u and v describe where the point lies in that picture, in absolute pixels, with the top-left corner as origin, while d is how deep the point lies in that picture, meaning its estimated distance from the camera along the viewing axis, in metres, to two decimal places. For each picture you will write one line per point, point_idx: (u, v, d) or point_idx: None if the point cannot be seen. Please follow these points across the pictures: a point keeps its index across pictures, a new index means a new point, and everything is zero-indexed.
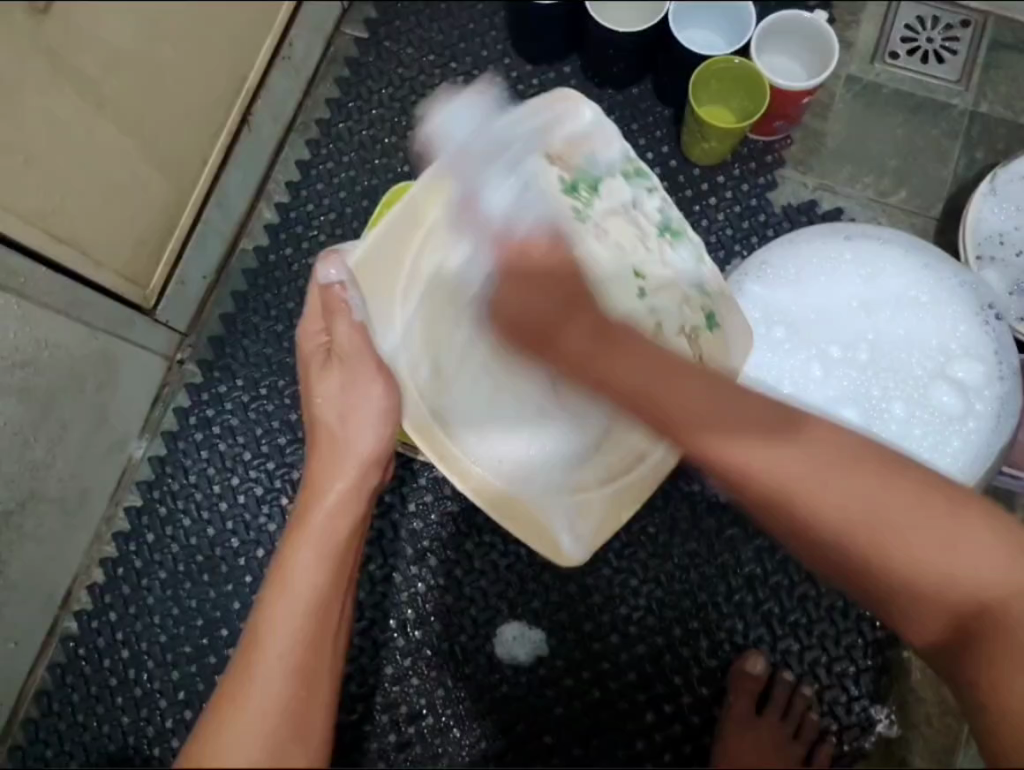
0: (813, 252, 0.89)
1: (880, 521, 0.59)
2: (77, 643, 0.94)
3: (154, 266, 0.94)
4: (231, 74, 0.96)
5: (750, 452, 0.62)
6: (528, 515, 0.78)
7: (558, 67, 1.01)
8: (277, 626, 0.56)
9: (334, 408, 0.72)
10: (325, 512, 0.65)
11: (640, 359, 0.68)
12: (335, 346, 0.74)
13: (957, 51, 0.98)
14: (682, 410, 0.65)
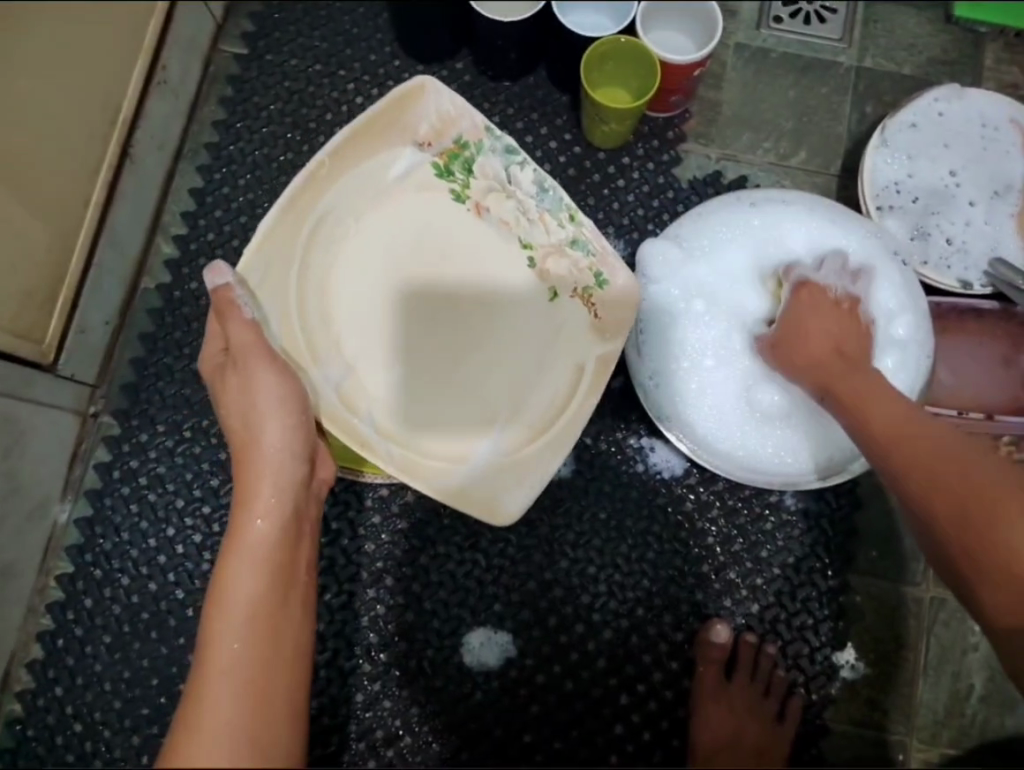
0: (718, 224, 0.90)
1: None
2: (25, 723, 0.89)
3: (47, 319, 0.87)
4: (104, 104, 0.89)
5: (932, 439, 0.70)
6: (470, 491, 0.80)
7: (450, 64, 0.99)
8: (223, 647, 0.56)
9: (238, 413, 0.73)
10: (257, 523, 0.66)
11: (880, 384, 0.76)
12: (230, 349, 0.74)
13: (836, 10, 1.01)
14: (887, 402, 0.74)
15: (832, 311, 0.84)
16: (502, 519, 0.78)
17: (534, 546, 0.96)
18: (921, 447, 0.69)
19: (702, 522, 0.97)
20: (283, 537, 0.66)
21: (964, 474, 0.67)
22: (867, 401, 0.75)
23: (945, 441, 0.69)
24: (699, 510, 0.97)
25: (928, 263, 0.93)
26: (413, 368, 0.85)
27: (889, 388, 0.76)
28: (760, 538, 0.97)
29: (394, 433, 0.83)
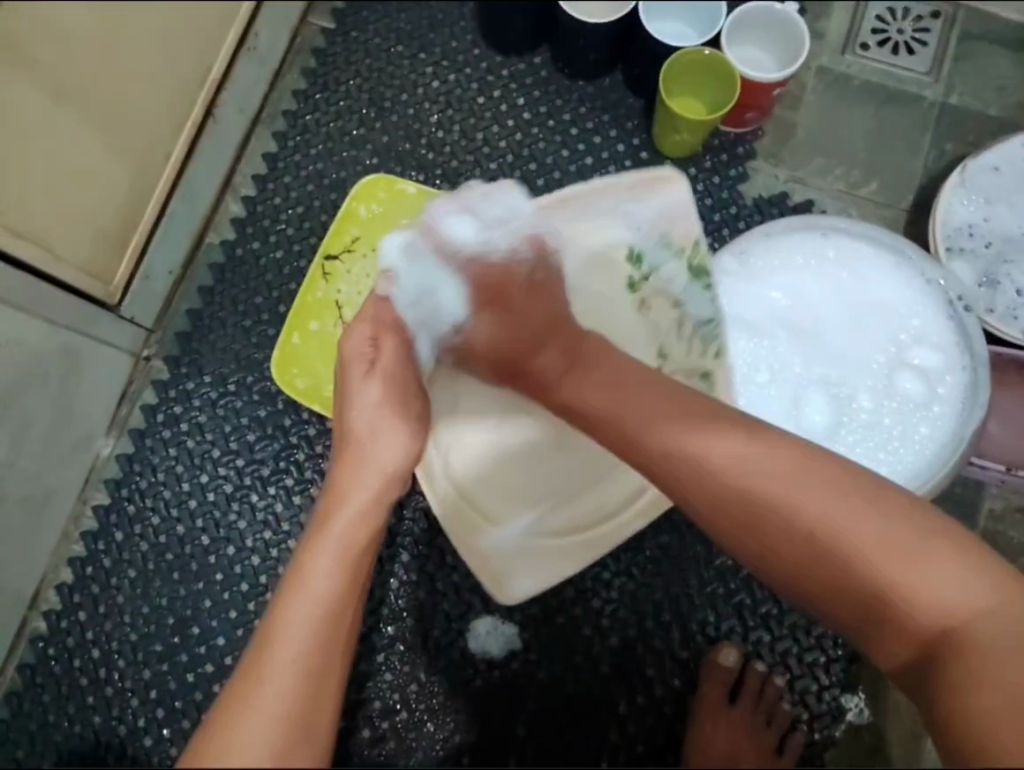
0: (794, 249, 0.89)
1: (848, 554, 0.57)
2: (46, 642, 0.93)
3: (118, 261, 0.92)
4: (194, 65, 0.95)
5: (720, 469, 0.62)
6: (490, 558, 0.84)
7: (528, 57, 1.00)
8: (293, 630, 0.55)
9: (367, 419, 0.72)
10: (347, 519, 0.64)
11: (608, 366, 0.72)
12: (380, 358, 0.75)
13: (927, 41, 0.98)
14: (642, 424, 0.66)
15: (507, 304, 0.78)
16: (505, 597, 0.81)
17: None
18: (639, 448, 0.66)
19: None
20: (366, 529, 0.64)
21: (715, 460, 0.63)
22: (626, 404, 0.68)
23: (665, 431, 0.65)
24: None
25: (994, 312, 0.90)
26: (510, 422, 0.88)
27: (583, 371, 0.72)
28: None
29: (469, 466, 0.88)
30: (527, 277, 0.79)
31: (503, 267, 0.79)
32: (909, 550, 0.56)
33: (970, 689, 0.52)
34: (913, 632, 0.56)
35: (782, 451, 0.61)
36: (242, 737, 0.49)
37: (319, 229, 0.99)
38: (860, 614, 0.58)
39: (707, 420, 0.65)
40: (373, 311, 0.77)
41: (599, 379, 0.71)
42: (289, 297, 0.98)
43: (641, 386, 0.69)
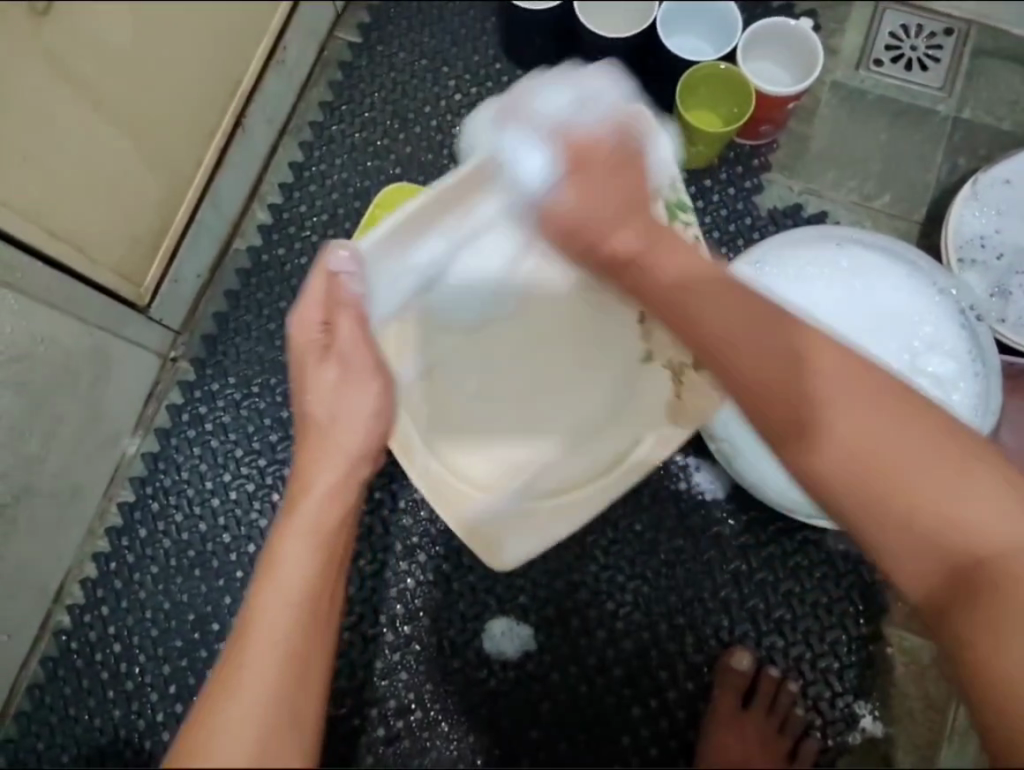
0: (806, 259, 0.91)
1: (897, 463, 0.55)
2: (69, 636, 0.95)
3: (149, 265, 0.95)
4: (225, 76, 0.98)
5: (780, 364, 0.57)
6: (484, 526, 0.82)
7: (548, 71, 1.03)
8: (270, 620, 0.54)
9: (325, 402, 0.67)
10: (314, 502, 0.62)
11: (688, 258, 0.64)
12: (336, 340, 0.67)
13: (940, 58, 1.00)
14: (714, 315, 0.60)
15: (598, 169, 0.67)
16: (497, 566, 0.80)
17: (566, 546, 0.98)
18: (725, 343, 0.60)
19: (736, 547, 0.97)
20: (339, 510, 0.62)
21: (749, 367, 0.58)
22: (686, 289, 0.62)
23: (738, 327, 0.59)
24: (735, 536, 0.97)
25: (1005, 322, 0.91)
26: (482, 393, 0.89)
27: (658, 260, 0.64)
28: (795, 573, 0.96)
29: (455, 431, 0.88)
30: (616, 152, 0.68)
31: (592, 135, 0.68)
32: (956, 478, 0.55)
33: (984, 624, 0.54)
34: (950, 557, 0.55)
35: (842, 359, 0.58)
36: (222, 731, 0.47)
37: (343, 235, 1.02)
38: (891, 534, 0.56)
39: (779, 321, 0.59)
40: (327, 282, 0.67)
41: (673, 265, 0.63)
42: None
43: (713, 287, 0.61)
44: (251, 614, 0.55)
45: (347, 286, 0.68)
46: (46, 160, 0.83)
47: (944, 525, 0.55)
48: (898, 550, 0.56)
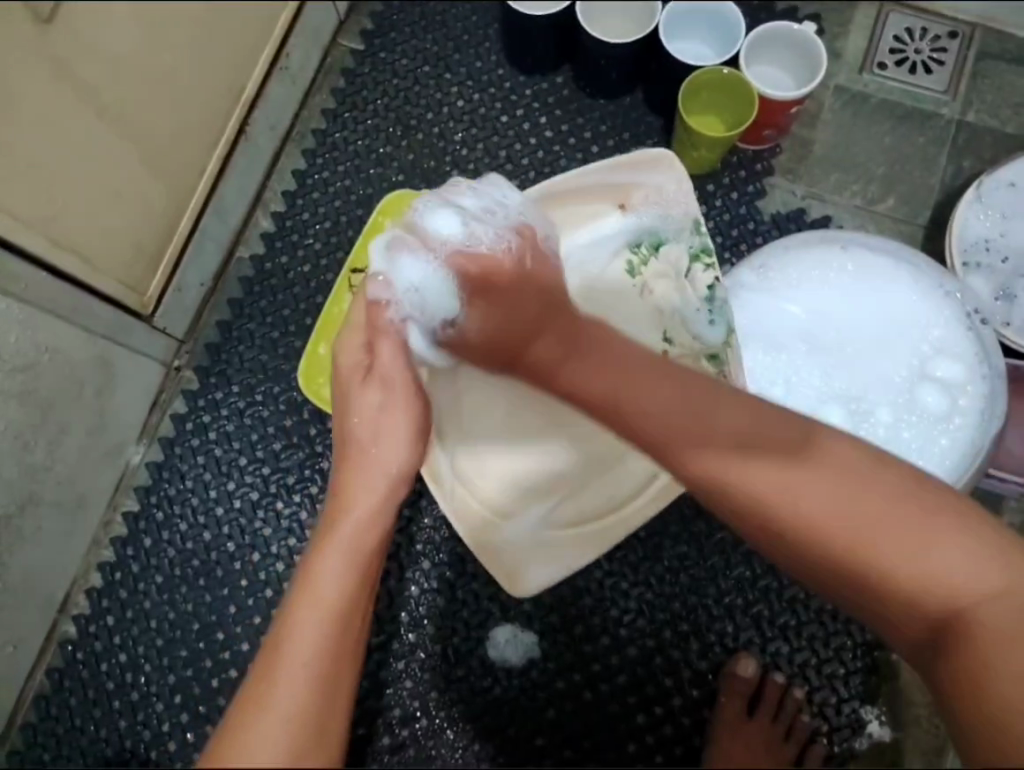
0: (811, 264, 0.91)
1: (843, 529, 0.57)
2: (75, 646, 0.95)
3: (153, 273, 0.95)
4: (229, 83, 0.98)
5: (714, 454, 0.61)
6: (504, 557, 0.85)
7: (551, 77, 1.02)
8: (303, 638, 0.53)
9: (367, 425, 0.68)
10: (354, 524, 0.61)
11: (609, 356, 0.67)
12: (376, 365, 0.70)
13: (944, 61, 1.00)
14: (649, 407, 0.63)
15: (501, 291, 0.69)
16: (517, 592, 0.82)
17: None
18: (661, 428, 0.63)
19: (741, 553, 0.96)
20: (374, 530, 0.61)
21: (691, 453, 0.62)
22: (617, 390, 0.65)
23: (677, 412, 0.63)
24: (741, 542, 0.96)
25: (1011, 325, 0.91)
26: (513, 413, 0.87)
27: (583, 354, 0.67)
28: (800, 579, 0.96)
29: (473, 454, 0.87)
30: (517, 267, 0.70)
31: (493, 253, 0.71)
32: (919, 535, 0.56)
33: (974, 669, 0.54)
34: (928, 615, 0.57)
35: (788, 430, 0.61)
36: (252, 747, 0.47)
37: (345, 243, 1.01)
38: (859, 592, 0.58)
39: (715, 398, 0.63)
40: (366, 312, 0.71)
41: (584, 371, 0.66)
42: (315, 310, 1.00)
43: (651, 378, 0.65)
44: (284, 629, 0.54)
45: (393, 311, 0.70)
46: (54, 169, 0.83)
47: (915, 584, 0.56)
48: (873, 604, 0.58)
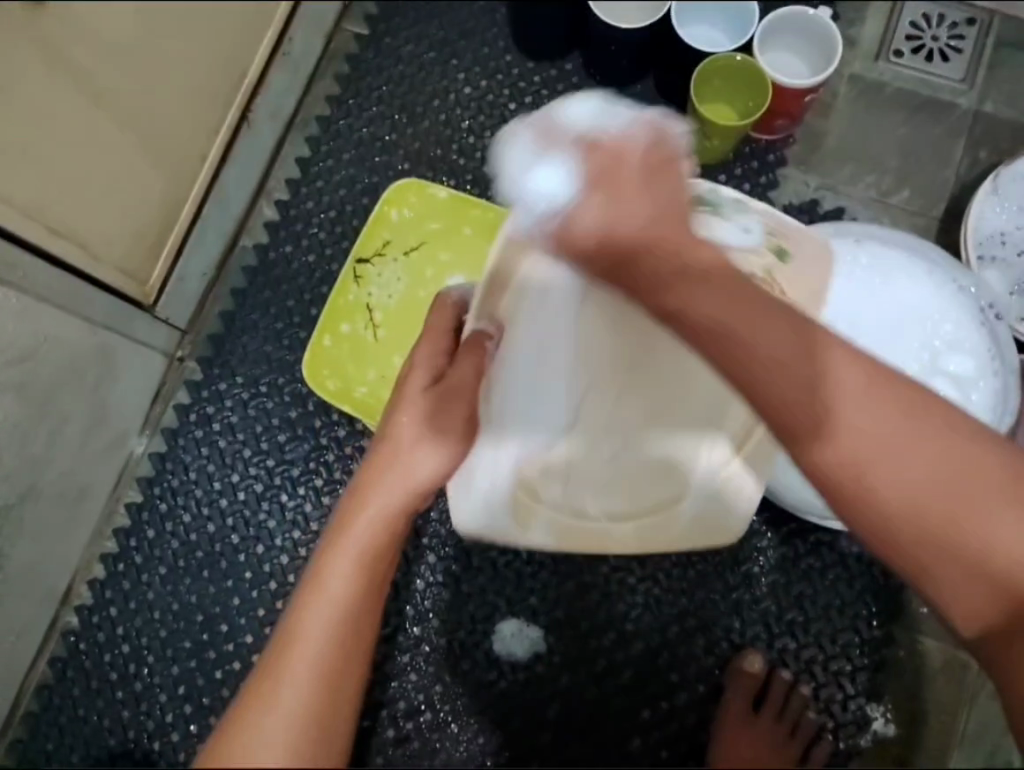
0: None
1: (949, 508, 0.54)
2: (78, 637, 0.95)
3: (153, 263, 0.94)
4: (231, 70, 0.97)
5: (847, 410, 0.54)
6: (666, 517, 0.83)
7: (560, 64, 1.00)
8: (308, 637, 0.54)
9: (415, 434, 0.64)
10: (367, 522, 0.60)
11: (719, 283, 0.56)
12: (452, 380, 0.67)
13: (962, 49, 0.97)
14: (769, 361, 0.54)
15: (625, 186, 0.62)
16: (734, 534, 0.80)
17: None
18: (783, 385, 0.54)
19: (749, 550, 0.95)
20: (388, 532, 0.60)
21: (813, 413, 0.54)
22: (742, 338, 0.54)
23: (805, 360, 0.54)
24: (748, 538, 0.96)
25: None
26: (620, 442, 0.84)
27: (710, 285, 0.56)
28: (808, 575, 0.95)
29: (531, 497, 0.82)
30: (650, 155, 0.64)
31: (616, 147, 0.64)
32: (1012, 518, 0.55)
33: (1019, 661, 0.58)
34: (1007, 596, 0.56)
35: (905, 396, 0.55)
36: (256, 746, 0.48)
37: (350, 233, 1.00)
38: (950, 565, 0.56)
39: (835, 354, 0.54)
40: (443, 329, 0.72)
41: (705, 299, 0.55)
42: (320, 300, 0.99)
43: (766, 321, 0.55)
44: (292, 623, 0.55)
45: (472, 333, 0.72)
46: (52, 156, 0.82)
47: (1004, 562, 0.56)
48: (952, 585, 0.57)
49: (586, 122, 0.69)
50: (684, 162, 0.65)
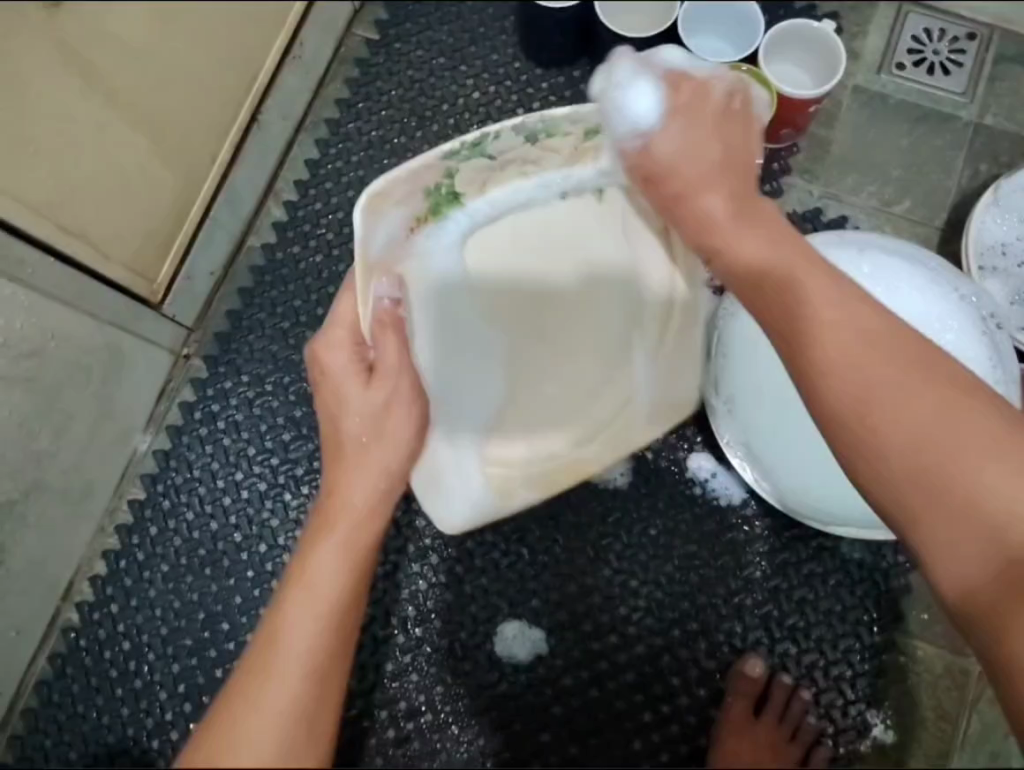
0: (827, 264, 0.90)
1: (957, 452, 0.55)
2: (78, 634, 0.95)
3: (161, 261, 0.95)
4: (243, 72, 0.98)
5: (864, 369, 0.57)
6: (625, 441, 0.88)
7: (568, 71, 1.02)
8: (294, 631, 0.53)
9: (360, 422, 0.66)
10: (351, 518, 0.60)
11: (766, 230, 0.64)
12: (377, 362, 0.68)
13: (962, 63, 0.99)
14: (804, 293, 0.59)
15: (702, 118, 0.67)
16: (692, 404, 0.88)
17: (580, 550, 0.97)
18: (797, 307, 0.59)
19: (751, 554, 0.96)
20: (372, 526, 0.61)
21: (825, 325, 0.58)
22: (760, 266, 0.62)
23: (825, 284, 0.59)
24: (750, 542, 0.96)
25: None
26: (553, 380, 0.88)
27: (788, 262, 0.61)
28: (809, 579, 0.95)
29: (503, 470, 0.87)
30: (723, 109, 0.68)
31: (703, 83, 0.68)
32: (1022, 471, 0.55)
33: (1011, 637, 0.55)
34: (1011, 561, 0.55)
35: (899, 340, 0.58)
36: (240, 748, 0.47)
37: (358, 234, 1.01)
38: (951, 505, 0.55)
39: (849, 293, 0.59)
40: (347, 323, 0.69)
41: (756, 242, 0.63)
42: (327, 300, 0.99)
43: (796, 257, 0.61)
44: (277, 619, 0.54)
45: (377, 310, 0.71)
46: (61, 154, 0.82)
47: (1009, 519, 0.54)
48: (957, 544, 0.56)
49: (680, 62, 0.69)
50: (746, 107, 0.70)
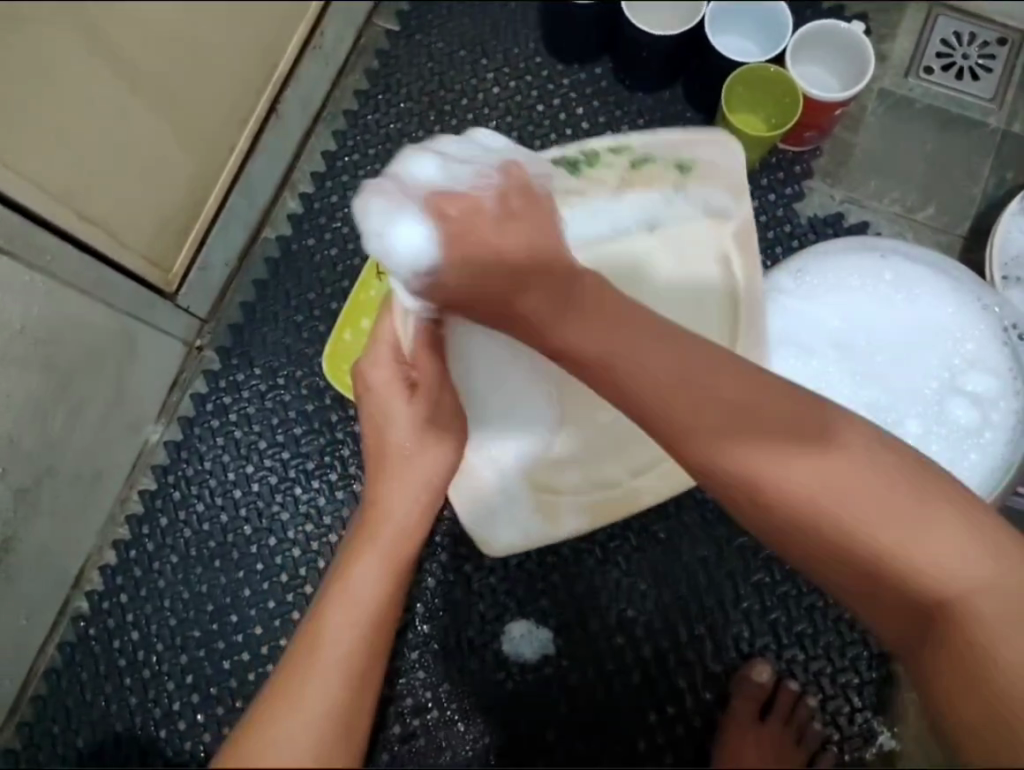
0: (850, 269, 0.89)
1: (853, 521, 0.56)
2: (88, 622, 0.95)
3: (177, 251, 0.95)
4: (263, 61, 0.97)
5: (749, 454, 0.57)
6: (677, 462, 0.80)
7: (590, 67, 1.00)
8: (334, 634, 0.57)
9: (399, 438, 0.69)
10: (393, 530, 0.65)
11: (599, 315, 0.57)
12: (415, 379, 0.69)
13: (991, 68, 0.98)
14: (647, 382, 0.56)
15: (514, 223, 0.57)
16: None
17: (588, 551, 0.97)
18: (665, 405, 0.56)
19: (760, 560, 0.96)
20: (411, 542, 0.65)
21: (701, 429, 0.57)
22: (634, 372, 0.56)
23: (684, 385, 0.56)
24: (760, 548, 0.96)
25: None
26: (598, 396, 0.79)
27: (581, 320, 0.57)
28: (819, 586, 0.95)
29: (550, 491, 0.81)
30: (500, 200, 0.58)
31: (471, 191, 0.58)
32: (924, 521, 0.56)
33: (957, 668, 0.57)
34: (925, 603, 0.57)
35: (787, 409, 0.57)
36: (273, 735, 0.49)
37: None
38: (867, 570, 0.57)
39: (723, 377, 0.57)
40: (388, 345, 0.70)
41: (588, 330, 0.56)
42: (341, 295, 0.99)
43: (655, 341, 0.57)
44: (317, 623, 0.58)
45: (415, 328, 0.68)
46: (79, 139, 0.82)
47: (905, 568, 0.57)
48: (860, 590, 0.59)
49: (453, 150, 0.61)
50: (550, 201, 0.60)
